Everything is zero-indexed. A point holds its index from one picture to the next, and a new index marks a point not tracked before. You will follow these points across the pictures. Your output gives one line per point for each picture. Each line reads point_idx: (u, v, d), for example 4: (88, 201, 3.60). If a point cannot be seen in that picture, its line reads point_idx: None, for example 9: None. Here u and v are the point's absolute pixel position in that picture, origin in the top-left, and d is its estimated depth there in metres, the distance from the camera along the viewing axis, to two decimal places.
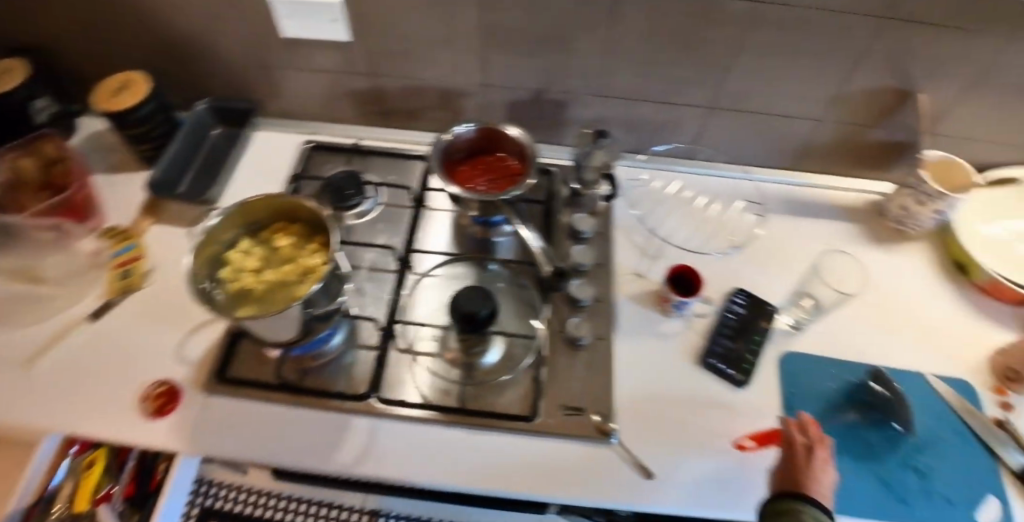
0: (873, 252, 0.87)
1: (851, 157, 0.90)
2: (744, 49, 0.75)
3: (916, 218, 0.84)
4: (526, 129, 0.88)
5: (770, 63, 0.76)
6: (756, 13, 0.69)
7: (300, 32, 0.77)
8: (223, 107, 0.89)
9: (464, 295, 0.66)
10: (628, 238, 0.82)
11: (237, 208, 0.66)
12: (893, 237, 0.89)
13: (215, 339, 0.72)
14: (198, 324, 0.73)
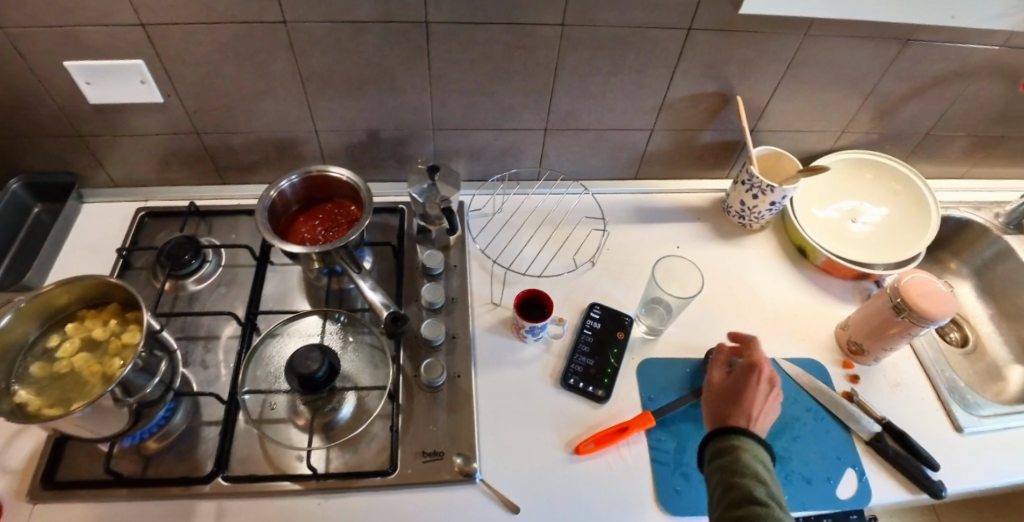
0: (722, 247, 0.92)
1: (694, 160, 0.95)
2: (565, 72, 0.76)
3: (756, 212, 0.89)
4: (373, 169, 0.87)
5: (595, 82, 0.77)
6: (565, 37, 0.70)
7: (108, 96, 0.71)
8: (39, 182, 0.81)
9: (297, 356, 0.63)
10: (486, 268, 0.82)
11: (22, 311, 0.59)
12: (739, 231, 0.94)
13: (37, 444, 0.66)
14: (17, 430, 0.67)
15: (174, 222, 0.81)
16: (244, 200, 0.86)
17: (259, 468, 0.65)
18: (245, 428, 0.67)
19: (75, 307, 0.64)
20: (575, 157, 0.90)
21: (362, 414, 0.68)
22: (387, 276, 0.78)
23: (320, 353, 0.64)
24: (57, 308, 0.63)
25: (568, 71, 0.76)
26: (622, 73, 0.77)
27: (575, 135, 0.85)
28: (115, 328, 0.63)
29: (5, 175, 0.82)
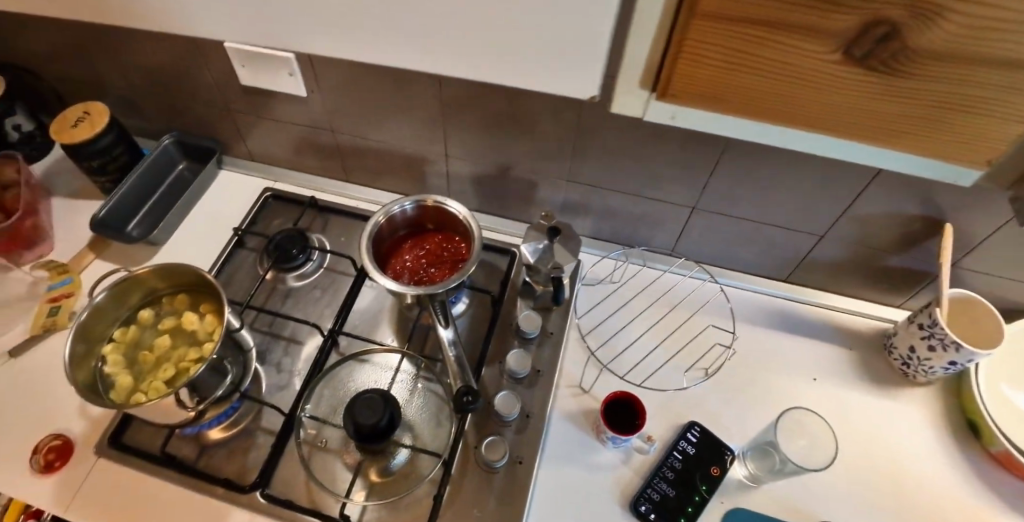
0: (869, 394, 0.74)
1: (863, 279, 0.77)
2: (731, 155, 0.63)
3: (925, 364, 0.70)
4: (493, 203, 0.81)
5: (763, 175, 0.64)
6: None
7: (257, 81, 0.72)
8: (189, 142, 0.85)
9: (362, 404, 0.59)
10: (583, 345, 0.73)
11: (116, 292, 0.61)
12: (900, 379, 0.75)
13: None
14: None
15: (293, 209, 0.81)
16: (364, 202, 0.84)
17: (298, 495, 0.63)
18: (295, 446, 0.65)
19: (167, 288, 0.66)
20: (715, 244, 0.78)
21: (412, 475, 0.63)
22: (476, 325, 0.73)
23: (383, 404, 0.60)
24: (152, 288, 0.65)
25: (733, 157, 0.63)
26: (799, 173, 0.62)
27: (722, 221, 0.73)
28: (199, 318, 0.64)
29: (166, 129, 0.88)
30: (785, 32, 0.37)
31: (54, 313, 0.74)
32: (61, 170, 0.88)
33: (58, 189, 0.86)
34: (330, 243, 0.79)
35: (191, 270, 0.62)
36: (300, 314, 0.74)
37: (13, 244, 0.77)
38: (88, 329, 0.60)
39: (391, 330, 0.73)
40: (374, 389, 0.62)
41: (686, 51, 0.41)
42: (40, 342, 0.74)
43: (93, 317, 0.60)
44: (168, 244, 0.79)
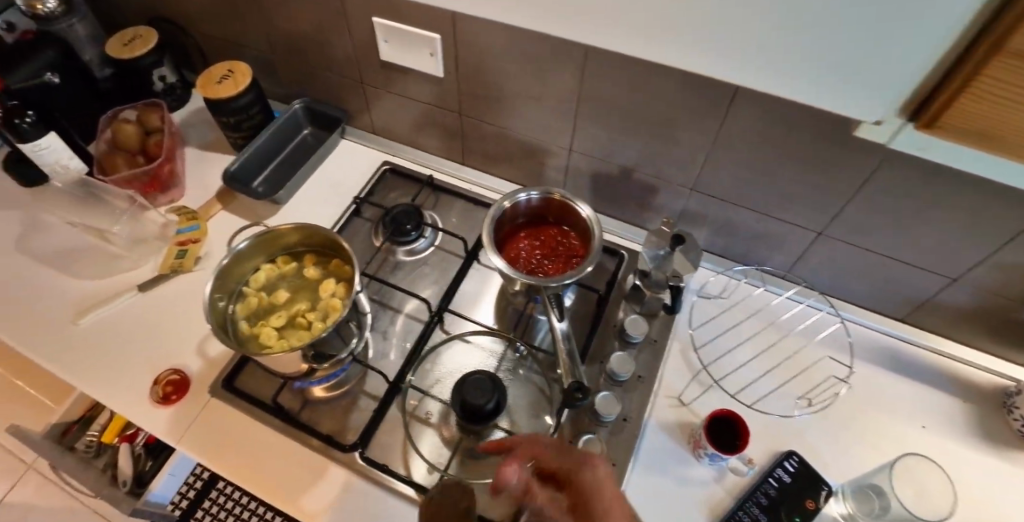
0: (982, 453, 0.70)
1: (989, 332, 0.72)
2: (875, 184, 0.60)
3: None
4: (607, 202, 0.82)
5: (907, 208, 0.61)
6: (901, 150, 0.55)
7: (397, 58, 0.75)
8: (318, 109, 0.90)
9: (473, 384, 0.60)
10: (684, 357, 0.73)
11: (259, 240, 0.64)
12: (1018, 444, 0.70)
13: None
14: None
15: (412, 185, 0.85)
16: (477, 186, 0.87)
17: (394, 463, 0.64)
18: (394, 414, 0.67)
19: (302, 245, 0.69)
20: (830, 273, 0.76)
21: None
22: (580, 319, 0.74)
23: (495, 386, 0.60)
24: (289, 243, 0.68)
25: (877, 185, 0.61)
26: (949, 211, 0.59)
27: (845, 250, 0.71)
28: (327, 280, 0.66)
29: (295, 94, 0.93)
30: None
31: (181, 256, 0.78)
32: (196, 122, 0.94)
33: (192, 139, 0.92)
34: (442, 223, 0.82)
35: (328, 235, 0.64)
36: (408, 287, 0.76)
37: (151, 187, 0.83)
38: (229, 268, 0.63)
39: (495, 315, 0.74)
40: (483, 371, 0.62)
41: (972, 88, 0.40)
42: (165, 281, 0.79)
43: (236, 259, 0.64)
44: (289, 204, 0.84)
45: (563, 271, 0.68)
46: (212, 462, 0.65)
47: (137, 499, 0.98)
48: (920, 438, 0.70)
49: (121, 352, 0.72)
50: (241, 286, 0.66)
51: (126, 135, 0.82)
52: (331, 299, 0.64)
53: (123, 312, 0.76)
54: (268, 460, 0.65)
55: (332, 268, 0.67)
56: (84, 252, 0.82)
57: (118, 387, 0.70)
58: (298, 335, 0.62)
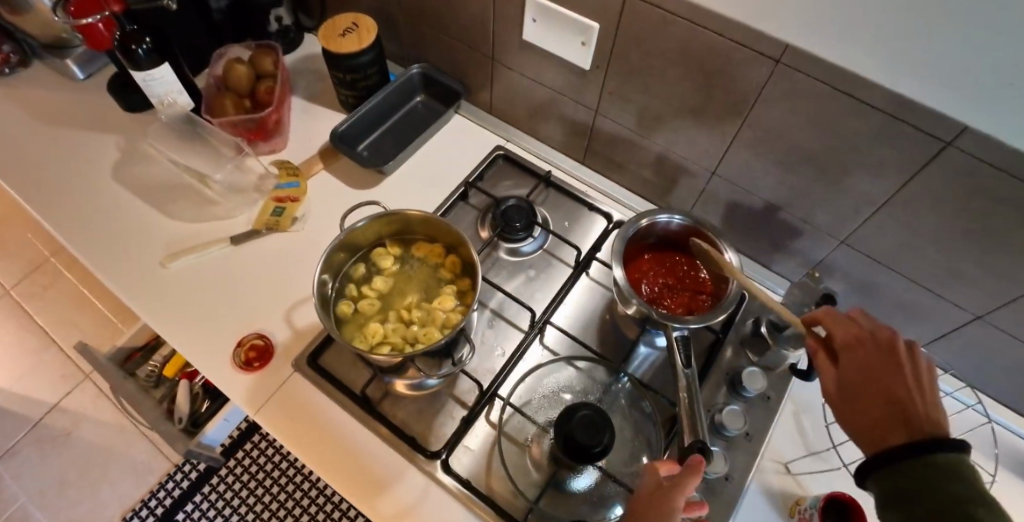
0: None
1: None
2: None
3: None
4: (738, 234, 0.75)
5: None
6: None
7: (540, 42, 0.68)
8: (437, 79, 0.83)
9: (584, 421, 0.55)
10: (796, 422, 0.67)
11: (390, 217, 0.59)
12: None
13: None
14: None
15: (525, 178, 0.80)
16: (595, 190, 0.81)
17: (478, 477, 0.60)
18: (484, 426, 0.62)
19: (432, 236, 0.63)
20: (976, 360, 0.67)
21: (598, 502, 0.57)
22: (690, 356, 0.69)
23: (599, 428, 0.54)
24: (419, 229, 0.62)
25: None
26: None
27: (1007, 343, 0.62)
28: (444, 285, 0.60)
29: (413, 58, 0.87)
30: None
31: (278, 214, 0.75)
32: (304, 71, 0.89)
33: (298, 89, 0.88)
34: (554, 224, 0.76)
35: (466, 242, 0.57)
36: (510, 289, 0.71)
37: (256, 135, 0.80)
38: (373, 226, 0.60)
39: (598, 336, 0.69)
40: (593, 405, 0.57)
41: None
42: (258, 237, 0.76)
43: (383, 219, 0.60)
44: (392, 176, 0.79)
45: (683, 316, 0.60)
46: (288, 443, 0.62)
47: (190, 438, 0.99)
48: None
49: (208, 305, 0.70)
50: (376, 245, 0.63)
51: (237, 75, 0.79)
52: (440, 311, 0.58)
53: (212, 262, 0.74)
54: (346, 453, 0.62)
55: (456, 274, 0.61)
56: (179, 192, 0.79)
57: (202, 341, 0.68)
58: (387, 329, 0.58)
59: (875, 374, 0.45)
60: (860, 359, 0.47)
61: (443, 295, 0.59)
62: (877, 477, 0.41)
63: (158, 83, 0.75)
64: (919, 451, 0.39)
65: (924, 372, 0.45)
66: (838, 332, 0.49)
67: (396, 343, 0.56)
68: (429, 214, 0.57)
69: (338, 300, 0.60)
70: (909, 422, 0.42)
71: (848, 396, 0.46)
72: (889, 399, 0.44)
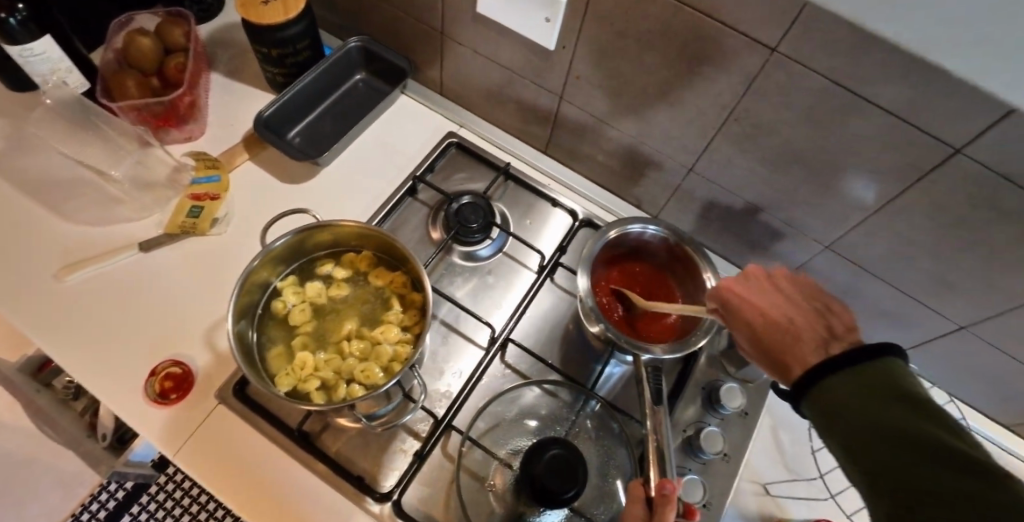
0: None
1: None
2: None
3: None
4: (714, 234, 0.69)
5: None
6: None
7: (498, 17, 0.58)
8: (380, 55, 0.72)
9: (550, 463, 0.50)
10: (773, 437, 0.63)
11: (340, 225, 0.51)
12: None
13: None
14: None
15: (483, 170, 0.71)
16: (558, 182, 0.72)
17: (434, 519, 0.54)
18: (440, 460, 0.56)
19: (390, 255, 0.54)
20: (950, 368, 0.64)
21: None
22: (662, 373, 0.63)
23: (572, 468, 0.50)
24: (374, 243, 0.53)
25: None
26: None
27: (986, 352, 0.59)
28: (388, 313, 0.52)
29: (351, 29, 0.75)
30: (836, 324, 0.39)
31: (195, 215, 0.63)
32: (223, 42, 0.76)
33: (217, 64, 0.75)
34: (513, 223, 0.68)
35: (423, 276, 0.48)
36: (465, 299, 0.63)
37: (164, 121, 0.67)
38: (313, 236, 0.52)
39: (563, 352, 0.62)
40: (560, 442, 0.52)
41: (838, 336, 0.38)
42: (172, 242, 0.65)
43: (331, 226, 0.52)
44: (330, 170, 0.69)
45: (652, 343, 0.55)
46: (215, 490, 0.54)
47: (118, 456, 0.87)
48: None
49: (112, 328, 0.60)
50: (325, 248, 0.55)
51: (139, 48, 0.66)
52: (377, 347, 0.50)
53: (115, 273, 0.63)
54: (285, 496, 0.55)
55: (406, 304, 0.52)
56: (73, 187, 0.66)
57: (104, 371, 0.57)
58: (317, 360, 0.49)
59: (788, 330, 0.40)
60: (758, 297, 0.43)
61: (385, 326, 0.51)
62: (810, 401, 0.35)
63: (42, 62, 0.60)
64: (840, 362, 0.34)
65: (820, 312, 0.41)
66: (734, 291, 0.44)
67: (318, 371, 0.49)
68: (381, 230, 0.50)
69: (267, 312, 0.52)
70: (828, 343, 0.38)
71: (766, 347, 0.41)
72: (802, 331, 0.40)
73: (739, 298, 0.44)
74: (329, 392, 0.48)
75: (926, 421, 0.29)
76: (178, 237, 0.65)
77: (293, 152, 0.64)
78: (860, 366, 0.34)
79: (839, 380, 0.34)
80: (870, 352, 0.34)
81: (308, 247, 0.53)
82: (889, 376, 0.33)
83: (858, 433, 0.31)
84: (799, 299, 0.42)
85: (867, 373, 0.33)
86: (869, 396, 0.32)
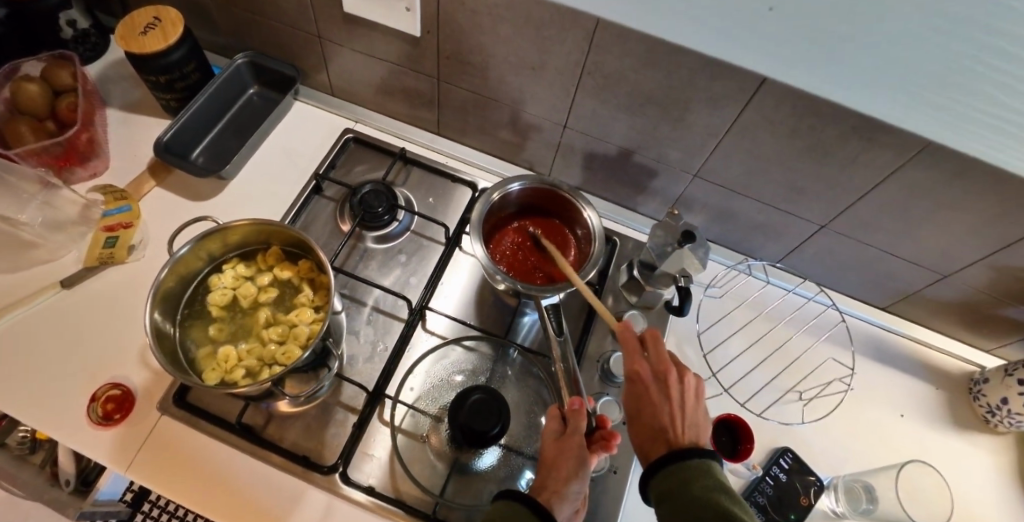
0: (949, 437, 0.69)
1: (967, 322, 0.71)
2: (890, 179, 0.56)
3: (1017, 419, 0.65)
4: (604, 182, 0.75)
5: (917, 206, 0.58)
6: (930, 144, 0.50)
7: (363, 12, 0.62)
8: (268, 67, 0.76)
9: (476, 407, 0.55)
10: (680, 354, 0.69)
11: (245, 224, 0.53)
12: (977, 424, 0.70)
13: None
14: None
15: (384, 159, 0.75)
16: (455, 159, 0.78)
17: (380, 480, 0.58)
18: (378, 427, 0.60)
19: (298, 245, 0.57)
20: (825, 264, 0.72)
21: (502, 477, 0.57)
22: (573, 313, 0.68)
23: (496, 409, 0.55)
24: (281, 237, 0.56)
25: (895, 186, 0.57)
26: (961, 209, 0.56)
27: (846, 244, 0.67)
28: (301, 299, 0.55)
29: (236, 47, 0.78)
30: (683, 409, 0.48)
31: (110, 246, 0.65)
32: (114, 79, 0.78)
33: (112, 100, 0.77)
34: (417, 204, 0.72)
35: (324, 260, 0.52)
36: (380, 280, 0.68)
37: (67, 161, 0.69)
38: (221, 237, 0.54)
39: (479, 311, 0.68)
40: (485, 387, 0.57)
41: (685, 416, 0.47)
42: (94, 274, 0.67)
43: (237, 226, 0.54)
44: (238, 182, 0.73)
45: (542, 285, 0.61)
46: (172, 495, 0.57)
47: (85, 498, 0.88)
48: (899, 428, 0.68)
49: (44, 365, 0.61)
50: (235, 248, 0.57)
51: (27, 95, 0.67)
52: (294, 330, 0.53)
53: (38, 314, 0.64)
54: (240, 486, 0.58)
55: (318, 287, 0.56)
56: None
57: (43, 406, 0.59)
58: (240, 352, 0.53)
59: (648, 394, 0.49)
60: (642, 361, 0.52)
61: (299, 309, 0.54)
62: (659, 473, 0.45)
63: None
64: (662, 466, 0.45)
65: (675, 383, 0.49)
66: (626, 345, 0.53)
67: (243, 360, 0.52)
68: (284, 225, 0.54)
69: (188, 313, 0.55)
70: (668, 428, 0.47)
71: (641, 403, 0.50)
72: (662, 406, 0.48)
73: (626, 354, 0.52)
74: (252, 377, 0.51)
75: (727, 498, 0.40)
76: (98, 269, 0.67)
77: (196, 169, 0.67)
78: (688, 461, 0.44)
79: (672, 474, 0.44)
80: (690, 453, 0.44)
81: (219, 248, 0.56)
82: (706, 475, 0.43)
83: (694, 494, 0.41)
84: (664, 360, 0.51)
85: (683, 473, 0.43)
86: (688, 488, 0.42)
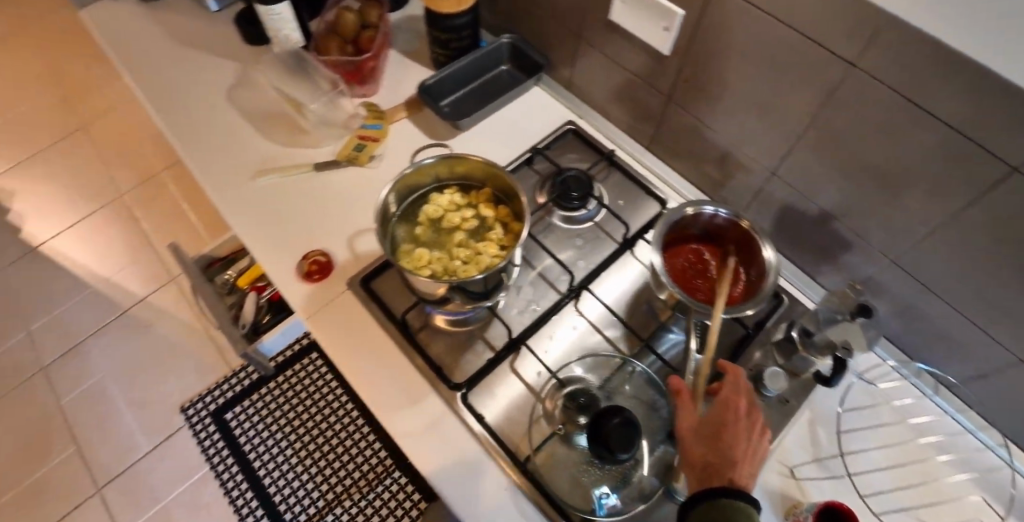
0: None
1: None
2: None
3: None
4: (795, 241, 0.75)
5: None
6: None
7: (626, 22, 0.70)
8: (524, 53, 0.87)
9: (619, 432, 0.56)
10: (809, 430, 0.67)
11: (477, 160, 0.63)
12: None
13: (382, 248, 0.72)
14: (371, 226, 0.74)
15: (591, 155, 0.83)
16: (652, 173, 0.83)
17: (494, 414, 0.64)
18: (507, 370, 0.67)
19: (506, 193, 0.66)
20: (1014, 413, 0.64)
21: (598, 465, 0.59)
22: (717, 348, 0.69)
23: (632, 439, 0.56)
24: (497, 182, 0.66)
25: None
26: None
27: None
28: (491, 236, 0.64)
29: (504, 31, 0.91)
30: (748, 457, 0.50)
31: (358, 150, 0.78)
32: (403, 30, 0.96)
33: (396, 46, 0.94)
34: (608, 201, 0.79)
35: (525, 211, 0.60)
36: (553, 252, 0.75)
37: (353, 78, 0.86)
38: (455, 164, 0.65)
39: (627, 308, 0.72)
40: (626, 416, 0.57)
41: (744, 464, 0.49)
42: (337, 167, 0.78)
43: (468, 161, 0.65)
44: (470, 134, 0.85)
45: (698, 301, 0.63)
46: (331, 353, 0.68)
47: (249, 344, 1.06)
48: None
49: (279, 222, 0.74)
50: (457, 178, 0.68)
51: (344, 20, 0.83)
52: (479, 258, 0.62)
53: (290, 183, 0.77)
54: (385, 374, 0.67)
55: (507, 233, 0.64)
56: (270, 114, 0.85)
57: (269, 250, 0.72)
58: (431, 256, 0.62)
59: (729, 423, 0.51)
60: (732, 397, 0.53)
61: (489, 243, 0.63)
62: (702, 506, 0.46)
63: (280, 17, 0.81)
64: (712, 494, 0.46)
65: (757, 431, 0.52)
66: (728, 378, 0.54)
67: (431, 263, 0.62)
68: (505, 172, 0.63)
69: (407, 211, 0.66)
70: (736, 462, 0.49)
71: (717, 430, 0.51)
72: (735, 443, 0.50)
73: (727, 384, 0.54)
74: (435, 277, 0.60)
75: None
76: (343, 163, 0.79)
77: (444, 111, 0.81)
78: (736, 503, 0.45)
79: (717, 506, 0.45)
80: (742, 495, 0.45)
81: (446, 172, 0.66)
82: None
83: None
84: (753, 409, 0.53)
85: (728, 512, 0.45)
86: None
